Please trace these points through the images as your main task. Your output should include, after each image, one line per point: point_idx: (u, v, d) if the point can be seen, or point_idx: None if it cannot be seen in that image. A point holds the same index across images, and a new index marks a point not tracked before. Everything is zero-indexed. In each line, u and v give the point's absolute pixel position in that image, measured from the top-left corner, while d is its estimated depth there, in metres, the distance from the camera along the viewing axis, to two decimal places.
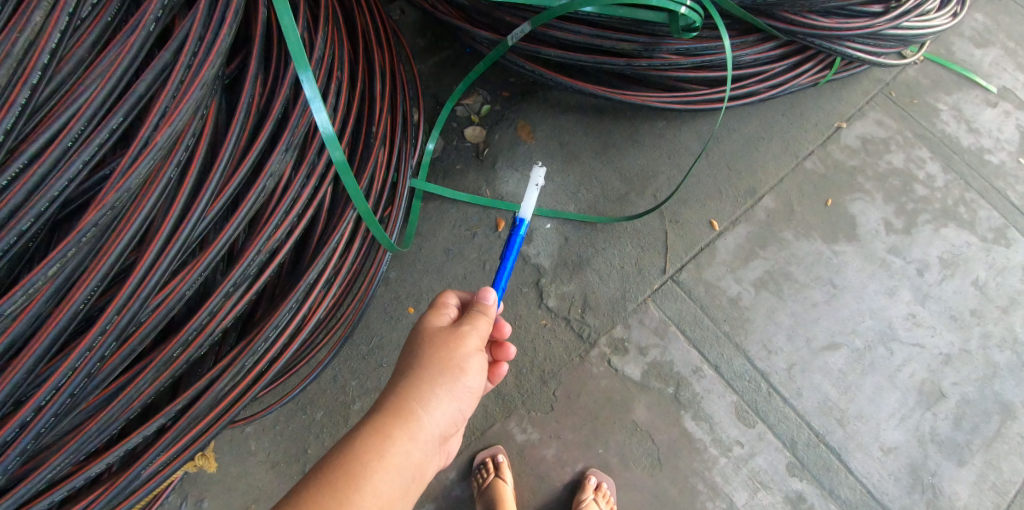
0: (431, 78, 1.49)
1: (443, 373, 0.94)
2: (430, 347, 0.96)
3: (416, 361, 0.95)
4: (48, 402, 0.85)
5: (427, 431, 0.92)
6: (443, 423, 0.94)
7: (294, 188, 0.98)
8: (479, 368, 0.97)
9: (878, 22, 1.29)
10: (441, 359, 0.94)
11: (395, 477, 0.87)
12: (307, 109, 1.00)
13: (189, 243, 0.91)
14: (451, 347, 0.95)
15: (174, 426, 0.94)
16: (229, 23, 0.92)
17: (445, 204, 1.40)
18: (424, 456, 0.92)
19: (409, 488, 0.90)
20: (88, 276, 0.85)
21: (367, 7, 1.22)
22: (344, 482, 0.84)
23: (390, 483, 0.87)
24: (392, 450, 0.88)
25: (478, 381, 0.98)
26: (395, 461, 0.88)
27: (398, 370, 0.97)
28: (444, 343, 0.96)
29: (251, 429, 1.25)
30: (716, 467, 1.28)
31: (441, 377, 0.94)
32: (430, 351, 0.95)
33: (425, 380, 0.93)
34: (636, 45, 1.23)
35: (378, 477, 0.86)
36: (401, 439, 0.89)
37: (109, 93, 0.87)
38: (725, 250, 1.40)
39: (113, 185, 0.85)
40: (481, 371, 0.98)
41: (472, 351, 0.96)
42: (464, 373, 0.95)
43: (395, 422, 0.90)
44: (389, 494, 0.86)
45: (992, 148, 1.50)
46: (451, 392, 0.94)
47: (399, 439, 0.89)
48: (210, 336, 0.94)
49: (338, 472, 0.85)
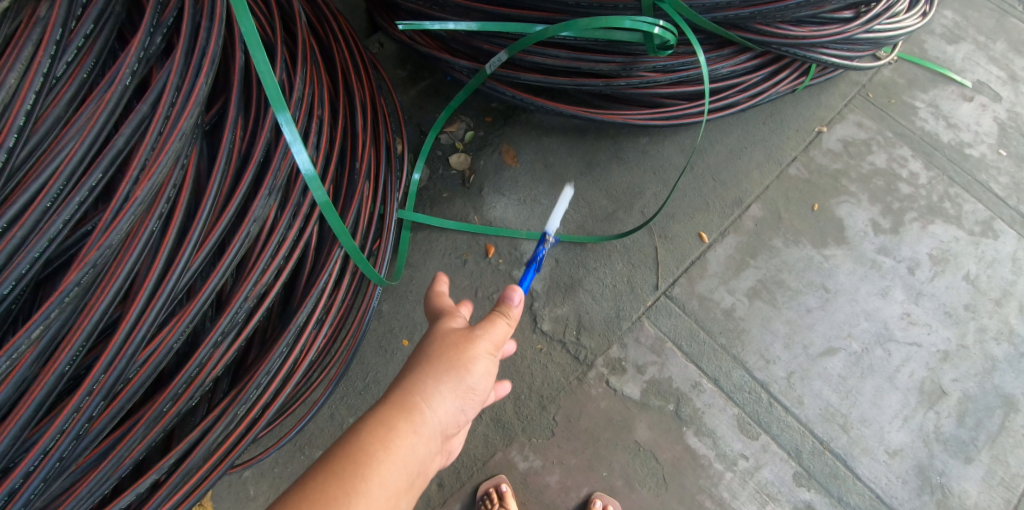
0: (414, 108, 1.49)
1: (450, 372, 0.91)
2: (439, 347, 0.93)
3: (424, 358, 0.92)
4: (37, 466, 0.83)
5: (432, 426, 0.89)
6: (449, 421, 0.92)
7: (280, 230, 0.98)
8: (485, 372, 0.94)
9: (850, 28, 1.30)
10: (448, 359, 0.92)
11: (401, 472, 0.85)
12: (288, 152, 0.99)
13: (175, 295, 0.90)
14: (460, 349, 0.93)
15: (168, 481, 0.92)
16: (206, 70, 0.91)
17: (433, 233, 1.39)
18: (430, 453, 0.89)
19: (414, 483, 0.88)
20: (72, 337, 0.84)
21: (345, 42, 1.22)
22: (350, 470, 0.82)
23: (396, 476, 0.84)
24: (397, 443, 0.86)
25: (484, 384, 0.95)
26: (401, 455, 0.85)
27: (405, 366, 0.95)
28: (452, 344, 0.93)
29: (248, 473, 1.23)
30: (722, 483, 1.26)
31: (448, 375, 0.91)
32: (438, 350, 0.93)
33: (431, 376, 0.91)
34: (613, 65, 1.24)
35: (384, 468, 0.84)
36: (406, 433, 0.87)
37: (87, 151, 0.86)
38: (716, 262, 1.39)
39: (94, 242, 0.84)
40: (487, 376, 0.95)
41: (481, 355, 0.94)
42: (470, 374, 0.92)
43: (401, 415, 0.87)
44: (395, 488, 0.84)
45: (972, 142, 1.51)
46: (456, 391, 0.92)
47: (405, 432, 0.87)
48: (201, 388, 0.93)
49: (344, 461, 0.83)
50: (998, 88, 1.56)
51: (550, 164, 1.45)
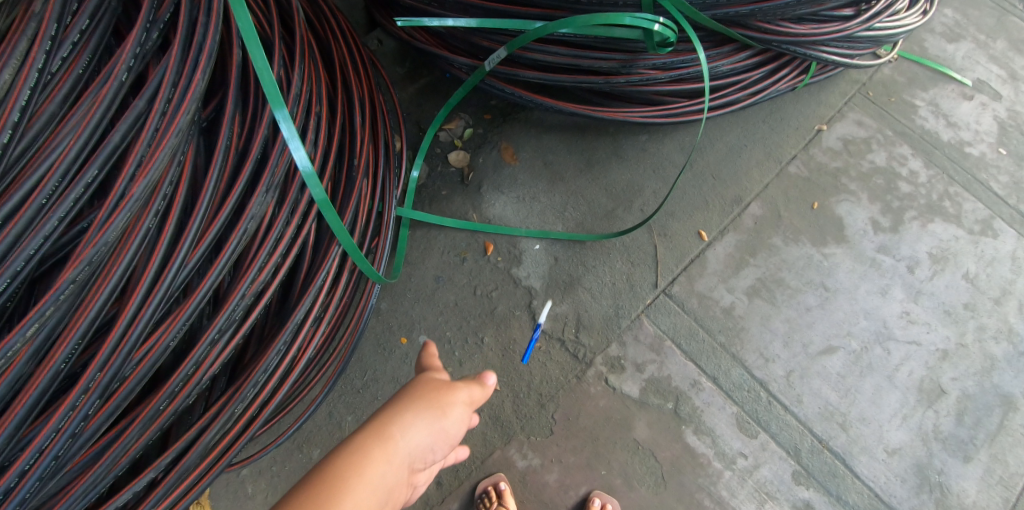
0: (413, 105, 1.48)
1: (430, 410, 0.90)
2: (421, 389, 0.92)
3: (405, 396, 0.91)
4: (33, 465, 0.83)
5: (407, 457, 0.87)
6: (422, 459, 0.89)
7: (277, 227, 0.97)
8: (461, 421, 0.93)
9: (851, 26, 1.29)
10: (429, 398, 0.91)
11: (372, 499, 0.82)
12: (285, 149, 0.98)
13: (171, 293, 0.89)
14: (441, 395, 0.92)
15: (165, 480, 0.92)
16: (203, 66, 0.90)
17: (432, 231, 1.39)
18: (402, 486, 0.86)
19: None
20: (67, 335, 0.84)
21: (343, 39, 1.21)
22: (324, 494, 0.80)
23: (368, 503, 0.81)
24: (372, 469, 0.83)
25: (458, 433, 0.93)
26: (374, 482, 0.83)
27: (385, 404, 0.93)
28: (434, 389, 0.93)
29: (247, 471, 1.23)
30: (721, 481, 1.26)
31: (427, 412, 0.90)
32: (420, 391, 0.92)
33: (411, 410, 0.89)
34: (613, 62, 1.23)
35: (357, 494, 0.81)
36: (381, 461, 0.84)
37: (83, 147, 0.85)
38: (715, 260, 1.39)
39: (90, 239, 0.84)
40: (463, 426, 0.94)
41: (461, 405, 0.93)
42: (448, 417, 0.91)
43: (377, 442, 0.85)
44: None
45: (972, 141, 1.51)
46: (433, 430, 0.90)
47: (380, 460, 0.84)
48: (198, 386, 0.92)
49: (318, 485, 0.81)
50: (998, 87, 1.56)
51: (550, 161, 1.45)
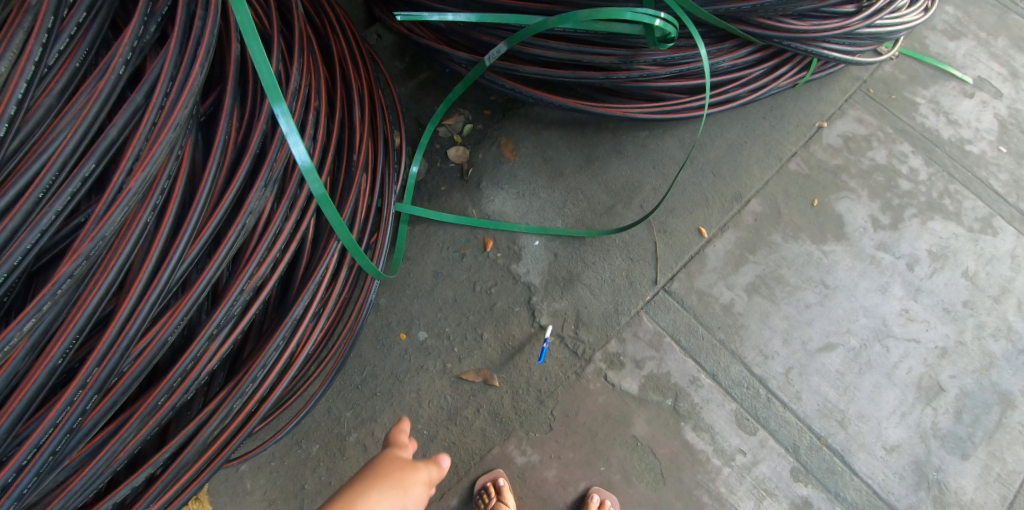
0: (412, 100, 1.48)
1: (394, 489, 0.99)
2: (387, 468, 1.01)
3: (374, 473, 1.00)
4: (31, 461, 0.82)
5: None
6: None
7: (276, 222, 0.97)
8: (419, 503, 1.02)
9: (853, 22, 1.29)
10: (394, 477, 1.00)
11: None
12: (284, 144, 0.98)
13: (169, 288, 0.89)
14: (405, 474, 1.01)
15: (164, 475, 0.92)
16: (201, 60, 0.90)
17: (431, 227, 1.39)
18: None
19: None
20: (65, 330, 0.83)
21: (342, 33, 1.21)
22: None
23: None
24: None
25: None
26: None
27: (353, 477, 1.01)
28: (399, 469, 1.02)
29: (245, 467, 1.23)
30: (720, 478, 1.26)
31: (392, 492, 0.98)
32: (387, 470, 1.01)
33: (378, 488, 0.97)
34: (613, 58, 1.23)
35: None
36: None
37: (80, 141, 0.85)
38: (715, 257, 1.39)
39: (87, 233, 0.83)
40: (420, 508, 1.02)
41: (421, 486, 1.02)
42: (409, 497, 1.00)
43: None
44: None
45: (972, 138, 1.50)
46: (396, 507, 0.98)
47: None
48: (196, 381, 0.92)
49: None
50: (999, 85, 1.55)
51: (549, 158, 1.45)
